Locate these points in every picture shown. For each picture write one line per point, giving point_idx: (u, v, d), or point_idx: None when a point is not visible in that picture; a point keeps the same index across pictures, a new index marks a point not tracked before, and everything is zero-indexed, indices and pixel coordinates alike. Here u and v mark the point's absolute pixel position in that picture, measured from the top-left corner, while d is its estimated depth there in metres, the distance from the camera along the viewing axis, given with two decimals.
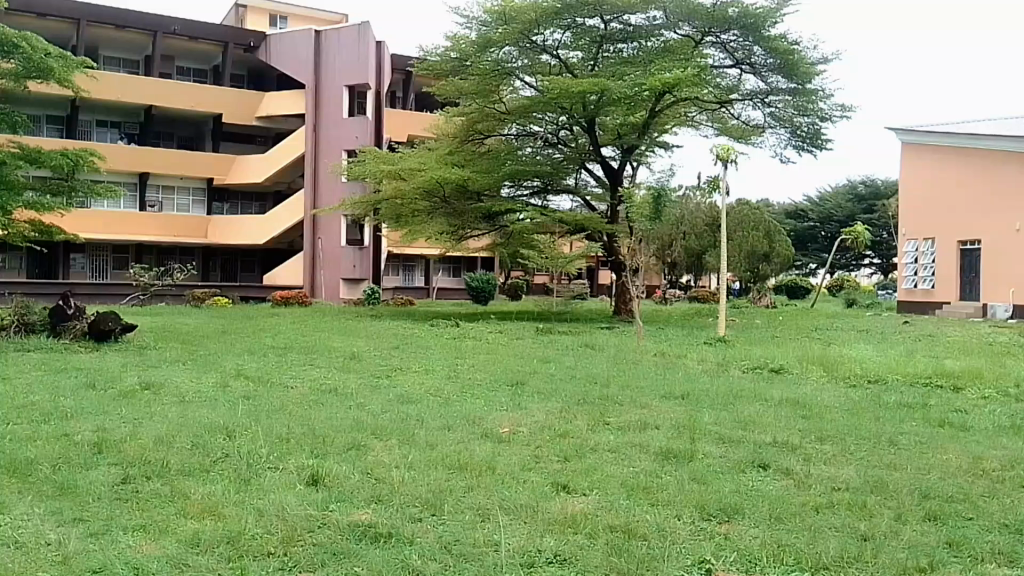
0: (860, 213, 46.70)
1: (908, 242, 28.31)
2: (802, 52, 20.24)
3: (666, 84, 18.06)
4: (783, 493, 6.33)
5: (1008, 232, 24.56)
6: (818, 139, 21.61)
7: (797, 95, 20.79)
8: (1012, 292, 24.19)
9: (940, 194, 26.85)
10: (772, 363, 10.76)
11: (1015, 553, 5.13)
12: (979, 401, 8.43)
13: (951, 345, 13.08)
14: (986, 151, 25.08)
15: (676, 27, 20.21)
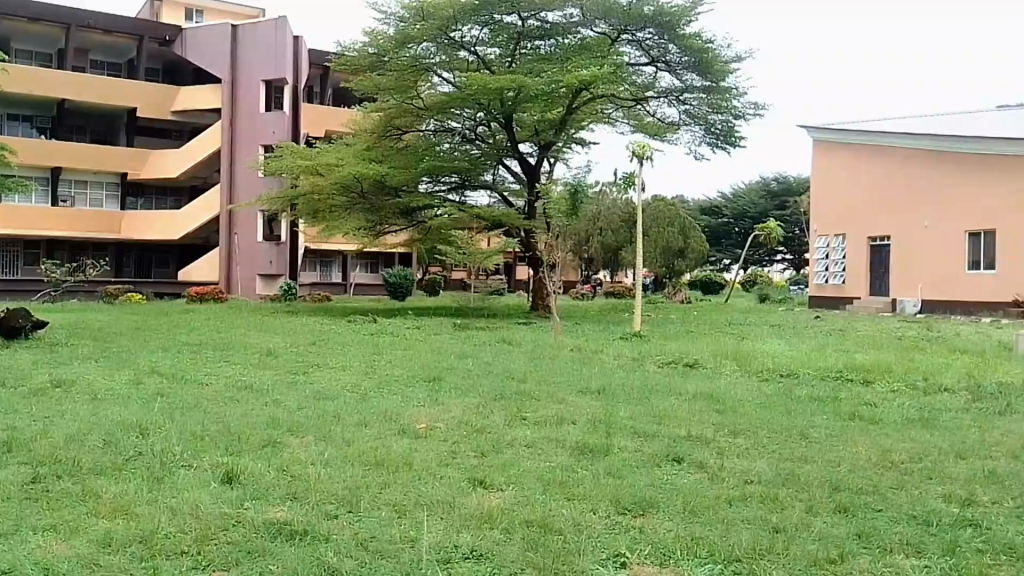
0: (772, 210, 48.29)
1: (819, 239, 29.50)
2: (716, 50, 20.68)
3: (583, 81, 18.27)
4: (697, 486, 6.36)
5: (913, 231, 25.62)
6: (732, 136, 22.15)
7: (710, 92, 21.25)
8: (920, 287, 25.32)
9: (851, 193, 27.89)
10: (686, 358, 10.86)
11: (922, 544, 5.25)
12: (887, 394, 8.68)
13: (855, 338, 13.55)
14: (892, 151, 26.11)
15: (593, 25, 20.42)
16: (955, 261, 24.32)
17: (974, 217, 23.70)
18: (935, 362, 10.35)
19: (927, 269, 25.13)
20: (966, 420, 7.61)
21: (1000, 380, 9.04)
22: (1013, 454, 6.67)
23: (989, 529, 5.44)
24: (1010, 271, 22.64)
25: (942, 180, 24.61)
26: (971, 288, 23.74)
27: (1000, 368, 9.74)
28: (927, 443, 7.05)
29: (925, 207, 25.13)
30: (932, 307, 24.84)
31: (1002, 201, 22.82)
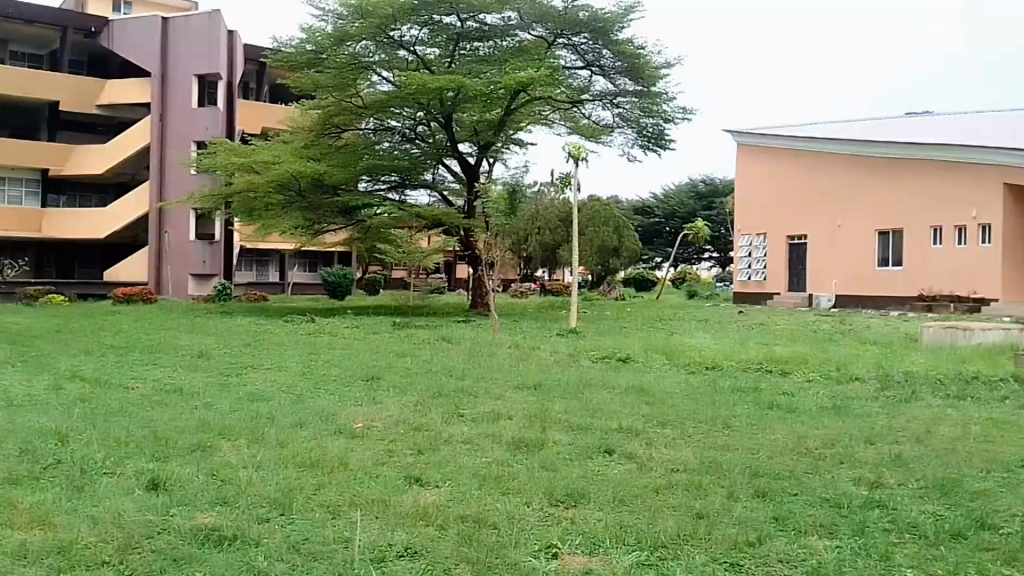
0: (700, 211, 49.61)
1: (743, 238, 30.25)
2: (647, 56, 21.24)
3: (520, 84, 18.53)
4: (628, 476, 6.60)
5: (829, 229, 26.57)
6: (662, 139, 22.71)
7: (642, 97, 21.80)
8: (835, 283, 26.30)
9: (773, 192, 28.71)
10: (619, 353, 11.17)
11: (833, 526, 5.59)
12: (805, 384, 9.14)
13: (776, 332, 14.13)
14: (812, 154, 26.96)
15: (530, 28, 20.68)
16: (867, 259, 25.41)
17: (883, 216, 24.79)
18: (848, 353, 10.89)
19: (840, 266, 26.18)
20: (875, 408, 8.06)
21: (907, 368, 9.59)
22: (917, 438, 7.12)
23: (895, 510, 5.81)
24: (917, 269, 23.76)
25: (854, 180, 25.63)
26: (881, 284, 24.85)
27: (908, 358, 10.34)
28: (840, 429, 7.45)
29: (839, 206, 26.15)
30: (845, 302, 25.85)
31: (908, 201, 23.95)
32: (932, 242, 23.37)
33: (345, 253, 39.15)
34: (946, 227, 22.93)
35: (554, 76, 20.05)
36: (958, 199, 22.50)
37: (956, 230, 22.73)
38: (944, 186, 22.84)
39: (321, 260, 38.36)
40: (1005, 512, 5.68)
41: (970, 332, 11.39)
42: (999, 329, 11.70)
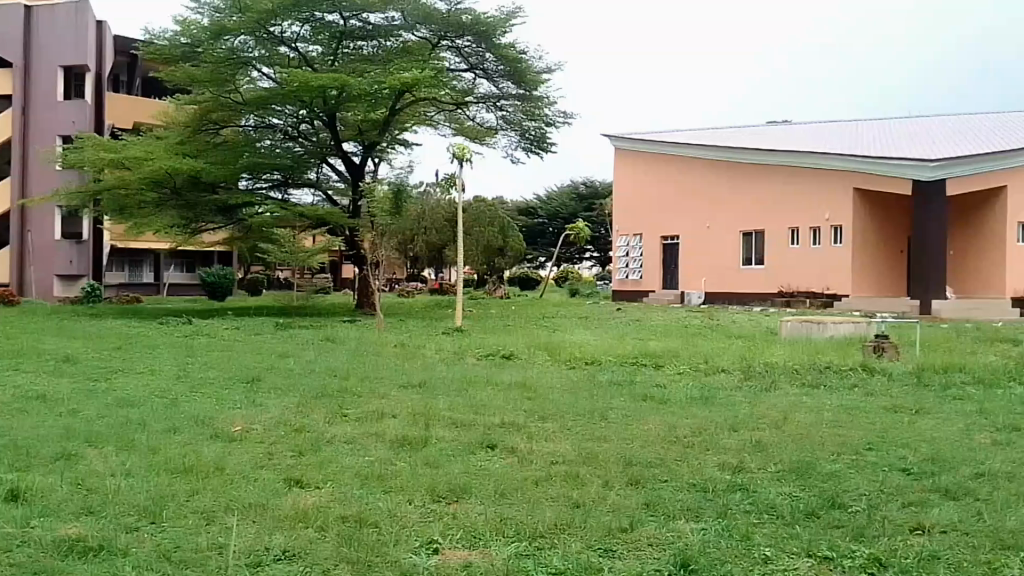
0: (581, 212, 50.86)
1: (621, 238, 31.18)
2: (529, 61, 21.58)
3: (405, 84, 18.52)
4: (508, 470, 6.76)
5: (698, 230, 27.86)
6: (544, 142, 23.18)
7: (525, 101, 22.15)
8: (704, 281, 27.58)
9: (647, 195, 29.87)
10: (503, 350, 11.36)
11: (699, 509, 5.93)
12: (676, 376, 9.58)
13: (650, 327, 14.74)
14: (683, 158, 28.22)
15: (414, 29, 20.62)
16: (732, 258, 26.80)
17: (748, 218, 26.17)
18: (716, 347, 11.49)
19: (709, 265, 27.47)
20: (739, 397, 8.57)
21: (767, 360, 10.21)
22: (776, 424, 7.62)
23: (756, 492, 6.22)
24: (776, 267, 25.26)
25: (720, 185, 26.99)
26: (745, 281, 26.19)
27: (771, 350, 11.02)
28: (707, 418, 7.88)
29: (709, 209, 27.44)
30: (712, 299, 27.06)
31: (770, 205, 25.41)
32: (790, 242, 24.93)
33: (226, 253, 37.87)
34: (803, 228, 24.47)
35: (438, 78, 20.11)
36: (814, 203, 24.05)
37: (811, 231, 24.28)
38: (801, 190, 24.37)
39: (199, 260, 37.01)
40: (853, 491, 6.17)
41: (823, 325, 12.24)
42: (848, 322, 12.63)
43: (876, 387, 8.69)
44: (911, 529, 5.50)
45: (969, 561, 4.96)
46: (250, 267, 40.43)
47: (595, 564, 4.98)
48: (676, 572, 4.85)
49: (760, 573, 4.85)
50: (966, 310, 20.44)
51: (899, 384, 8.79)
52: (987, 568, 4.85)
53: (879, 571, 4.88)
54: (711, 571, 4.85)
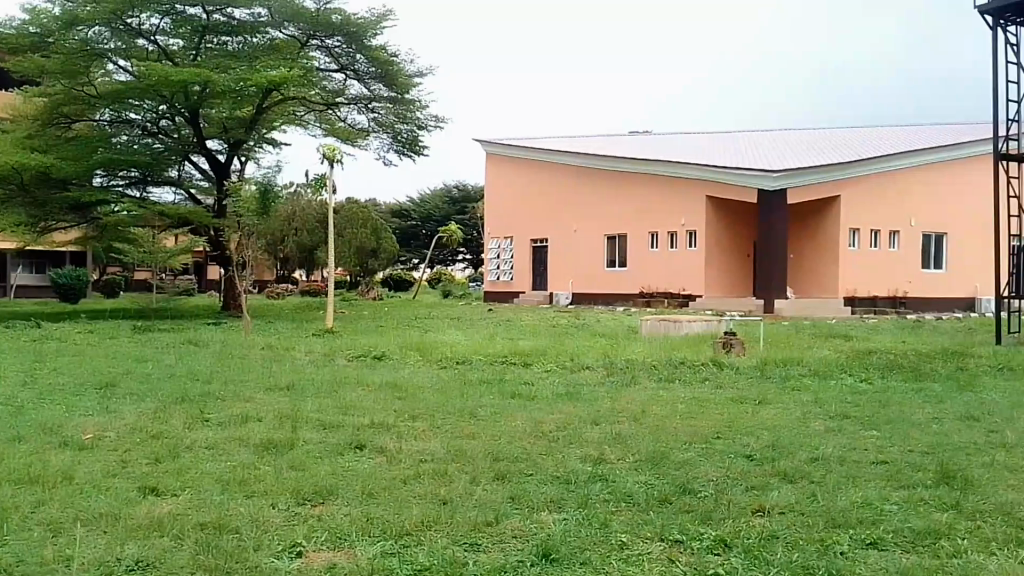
0: (455, 215, 51.45)
1: (492, 241, 31.83)
2: (400, 64, 21.69)
3: (272, 82, 18.16)
4: (376, 469, 6.79)
5: (566, 234, 28.66)
6: (416, 145, 23.10)
7: (396, 103, 22.24)
8: (570, 283, 28.35)
9: (518, 200, 30.60)
10: (374, 351, 11.34)
11: (562, 499, 6.18)
12: (543, 373, 9.88)
13: (520, 326, 15.10)
14: (552, 165, 29.08)
15: (281, 26, 20.33)
16: (596, 260, 27.66)
17: (612, 223, 27.09)
18: (581, 345, 11.92)
19: (576, 268, 28.29)
20: (601, 392, 8.94)
21: (628, 357, 10.70)
22: (635, 417, 8.01)
23: (615, 481, 6.54)
24: (637, 270, 26.25)
25: (586, 191, 27.90)
26: (608, 283, 27.09)
27: (632, 347, 11.53)
28: (572, 413, 8.20)
29: (576, 213, 28.30)
30: (579, 300, 27.89)
31: (631, 210, 26.41)
32: (650, 245, 25.96)
33: (79, 253, 35.68)
34: (661, 232, 25.54)
35: (307, 77, 19.90)
36: (671, 208, 25.16)
37: (669, 235, 25.38)
38: (660, 196, 25.45)
39: (49, 261, 34.75)
40: (702, 478, 6.59)
41: (679, 324, 12.91)
42: (701, 320, 13.43)
43: (725, 380, 9.30)
44: (754, 511, 5.94)
45: (805, 539, 5.40)
46: (107, 268, 38.31)
47: (460, 558, 5.09)
48: (539, 562, 5.05)
49: (616, 558, 5.12)
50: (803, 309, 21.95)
51: (745, 377, 9.43)
52: (820, 544, 5.31)
53: (724, 551, 5.25)
54: (572, 559, 5.08)
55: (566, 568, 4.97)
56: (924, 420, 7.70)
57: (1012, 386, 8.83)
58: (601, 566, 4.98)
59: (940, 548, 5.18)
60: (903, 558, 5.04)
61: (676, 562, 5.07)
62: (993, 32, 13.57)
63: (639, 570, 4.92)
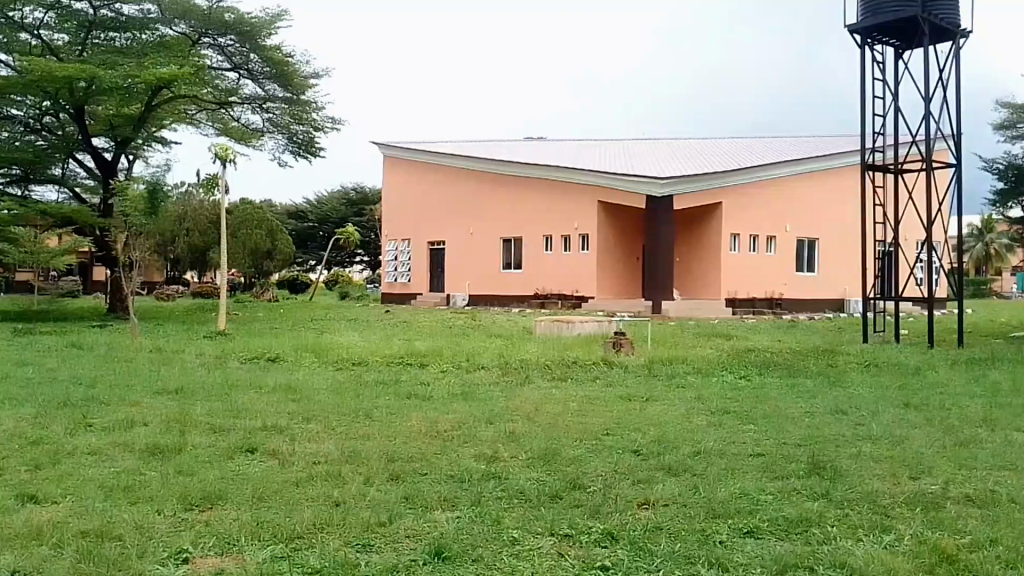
0: (352, 217, 51.06)
1: (390, 243, 31.75)
2: (297, 65, 21.18)
3: (162, 80, 17.59)
4: (268, 472, 6.72)
5: (463, 236, 28.89)
6: (312, 147, 22.63)
7: (292, 104, 21.64)
8: (467, 284, 28.61)
9: (416, 203, 30.68)
10: (268, 353, 11.19)
11: (455, 498, 6.27)
12: (439, 373, 9.99)
13: (416, 328, 15.15)
14: (449, 168, 29.27)
15: (171, 23, 19.66)
16: (493, 263, 27.95)
17: (508, 226, 27.43)
18: (477, 346, 12.07)
19: (473, 270, 28.54)
20: (496, 391, 9.09)
21: (523, 357, 10.92)
22: (528, 416, 8.20)
23: (508, 479, 6.67)
24: (532, 272, 26.67)
25: (483, 194, 28.18)
26: (503, 285, 27.43)
27: (525, 347, 11.77)
28: (467, 412, 8.31)
29: (472, 216, 28.55)
30: (476, 301, 28.17)
31: (527, 213, 26.81)
32: (545, 248, 26.41)
33: None
34: (555, 236, 26.03)
35: (198, 75, 19.36)
36: (565, 213, 25.66)
37: (563, 239, 25.87)
38: (553, 200, 25.93)
39: None
40: (592, 473, 6.82)
41: (571, 324, 13.27)
42: (593, 321, 13.87)
43: (615, 377, 9.64)
44: (640, 505, 6.19)
45: (687, 529, 5.67)
46: None
47: (351, 560, 5.10)
48: (430, 560, 5.12)
49: (507, 554, 5.24)
50: (689, 310, 22.80)
51: (635, 375, 9.76)
52: (700, 533, 5.59)
53: (611, 543, 5.46)
54: (463, 557, 5.16)
55: (457, 566, 5.05)
56: (798, 415, 8.18)
57: (876, 382, 9.49)
58: (492, 562, 5.10)
59: (812, 536, 5.51)
60: (777, 546, 5.35)
61: (564, 555, 5.23)
62: (862, 50, 14.49)
63: (530, 566, 5.04)
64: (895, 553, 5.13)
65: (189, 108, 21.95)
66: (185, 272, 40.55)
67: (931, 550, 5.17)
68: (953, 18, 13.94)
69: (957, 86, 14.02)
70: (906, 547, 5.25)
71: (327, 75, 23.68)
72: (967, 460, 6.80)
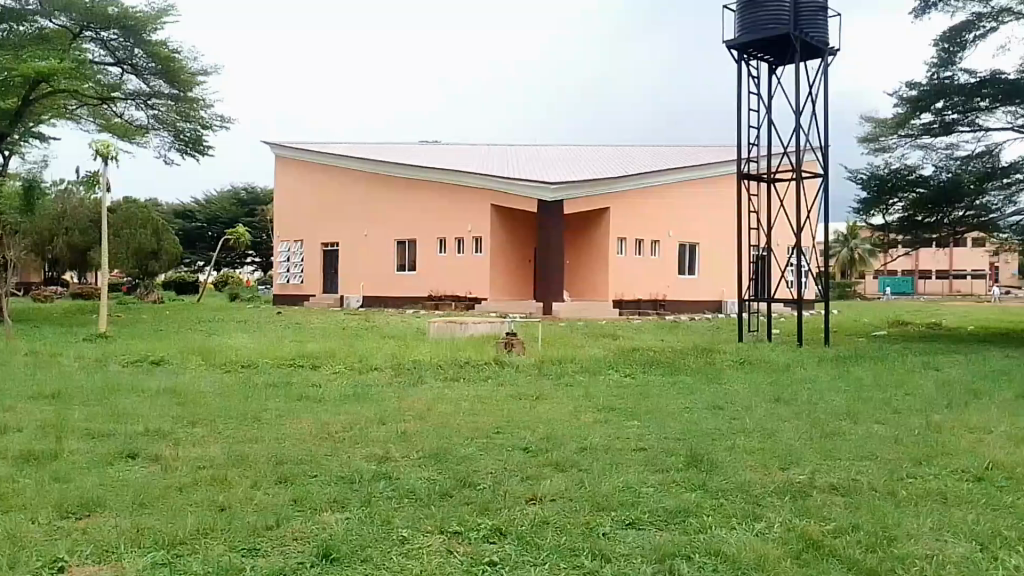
0: (242, 217, 49.86)
1: (281, 244, 31.28)
2: (184, 61, 20.59)
3: (39, 74, 16.86)
4: (149, 479, 6.53)
5: (356, 238, 28.74)
6: (200, 145, 21.87)
7: (178, 101, 20.92)
8: (361, 286, 28.49)
9: (308, 205, 30.31)
10: (152, 355, 10.85)
11: (344, 500, 6.24)
12: (332, 375, 9.94)
13: (307, 330, 14.99)
14: (340, 170, 29.05)
15: (52, 16, 18.98)
16: (386, 264, 27.91)
17: (401, 228, 27.42)
18: (371, 346, 12.10)
19: (367, 271, 28.44)
20: (389, 392, 9.15)
21: (416, 357, 11.03)
22: (420, 416, 8.28)
23: (399, 479, 6.70)
24: (425, 273, 26.78)
25: (375, 196, 28.08)
26: (397, 286, 27.47)
27: (418, 348, 11.86)
28: (359, 413, 8.33)
29: (365, 218, 28.43)
30: (371, 302, 28.11)
31: (420, 215, 26.87)
32: (439, 250, 26.54)
33: None
34: (448, 238, 26.21)
35: (79, 69, 18.56)
36: (457, 215, 25.84)
37: (456, 241, 26.05)
38: (446, 203, 26.11)
39: None
40: (482, 471, 6.94)
41: (465, 325, 13.46)
42: (486, 321, 14.10)
43: (507, 377, 9.84)
44: (528, 500, 6.34)
45: (572, 523, 5.85)
46: None
47: (236, 565, 5.00)
48: (319, 562, 5.07)
49: (397, 553, 5.24)
50: (577, 311, 23.44)
51: (525, 375, 10.00)
52: (585, 527, 5.78)
53: (500, 539, 5.57)
54: (351, 557, 5.13)
55: (346, 566, 5.03)
56: (679, 410, 8.57)
57: (752, 378, 10.04)
58: (382, 562, 5.08)
59: (690, 525, 5.78)
60: (657, 536, 5.58)
61: (454, 552, 5.28)
62: (738, 65, 15.26)
63: (419, 563, 5.07)
64: (767, 541, 5.42)
65: (69, 104, 21.11)
66: (64, 272, 38.71)
67: (798, 537, 5.48)
68: (821, 37, 14.88)
69: (824, 101, 14.96)
70: (775, 534, 5.56)
71: (216, 72, 23.26)
72: (832, 451, 7.27)
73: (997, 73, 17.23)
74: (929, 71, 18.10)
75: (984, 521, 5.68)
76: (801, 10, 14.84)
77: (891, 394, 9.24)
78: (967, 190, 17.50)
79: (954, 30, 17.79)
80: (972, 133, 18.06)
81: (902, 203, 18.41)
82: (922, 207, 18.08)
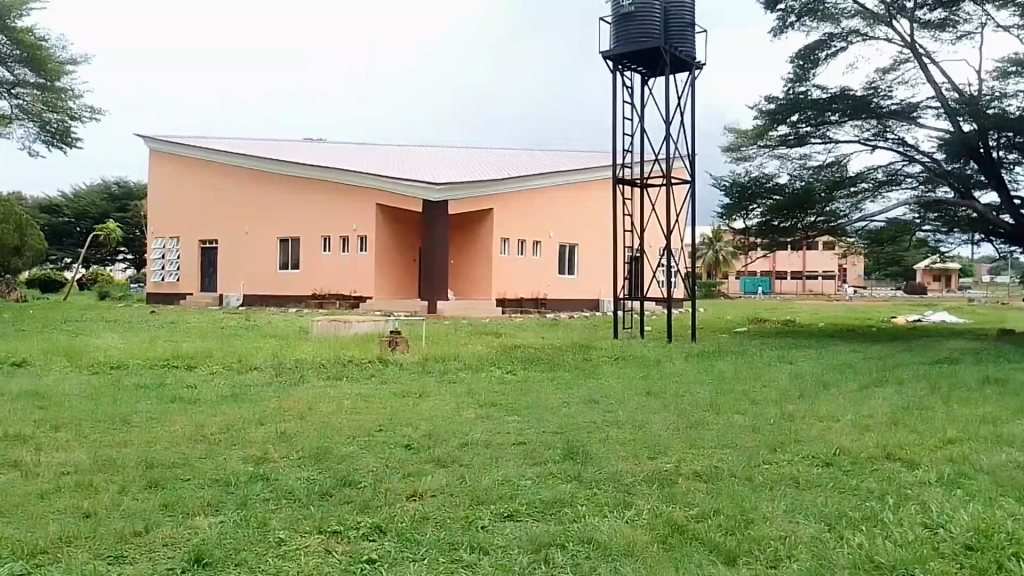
0: (113, 213, 47.55)
1: (156, 241, 30.09)
2: (51, 49, 19.53)
3: None
4: (7, 486, 6.22)
5: (236, 235, 27.99)
6: (68, 137, 20.69)
7: (44, 90, 19.75)
8: (242, 284, 27.75)
9: (184, 201, 29.28)
10: (12, 356, 10.29)
11: (219, 502, 6.14)
12: (207, 375, 9.72)
13: (180, 329, 14.51)
14: (218, 166, 28.23)
15: None
16: (269, 263, 27.29)
17: (283, 226, 26.86)
18: (249, 345, 11.87)
19: (248, 270, 27.72)
20: (267, 392, 9.04)
21: (297, 356, 10.89)
22: (300, 416, 8.22)
23: (276, 480, 6.64)
24: (309, 271, 26.35)
25: (255, 193, 27.41)
26: (280, 285, 26.90)
27: (298, 347, 11.74)
28: (235, 415, 8.19)
29: (245, 215, 27.72)
30: (253, 301, 27.43)
31: (302, 213, 26.39)
32: (322, 249, 26.15)
33: None
34: (332, 236, 25.85)
35: None
36: (341, 214, 25.52)
37: (340, 240, 25.72)
38: (329, 201, 25.75)
39: None
40: (363, 469, 6.97)
41: (348, 325, 13.46)
42: (370, 321, 14.13)
43: (389, 375, 9.88)
44: (409, 497, 6.43)
45: (451, 518, 5.97)
46: None
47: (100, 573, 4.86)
48: (189, 567, 4.98)
49: (272, 555, 5.22)
50: (462, 309, 23.61)
51: (407, 372, 10.07)
52: (464, 521, 5.90)
53: (378, 536, 5.63)
54: (224, 561, 5.07)
55: (218, 570, 4.97)
56: (556, 405, 8.84)
57: (625, 373, 10.46)
58: (256, 565, 5.05)
59: (564, 515, 6.00)
60: (533, 527, 5.77)
61: (332, 552, 5.29)
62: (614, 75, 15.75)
63: (293, 564, 5.07)
64: (635, 527, 5.71)
65: None
66: None
67: (665, 522, 5.79)
68: (690, 51, 15.61)
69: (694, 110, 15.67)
70: (643, 521, 5.86)
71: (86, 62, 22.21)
72: (697, 441, 7.71)
73: (845, 90, 18.60)
74: (786, 86, 19.28)
75: (832, 503, 6.17)
76: (671, 25, 15.53)
77: (750, 387, 9.84)
78: (819, 197, 18.76)
79: (808, 48, 19.04)
80: (823, 144, 19.39)
81: (762, 209, 19.47)
82: (779, 213, 19.23)
